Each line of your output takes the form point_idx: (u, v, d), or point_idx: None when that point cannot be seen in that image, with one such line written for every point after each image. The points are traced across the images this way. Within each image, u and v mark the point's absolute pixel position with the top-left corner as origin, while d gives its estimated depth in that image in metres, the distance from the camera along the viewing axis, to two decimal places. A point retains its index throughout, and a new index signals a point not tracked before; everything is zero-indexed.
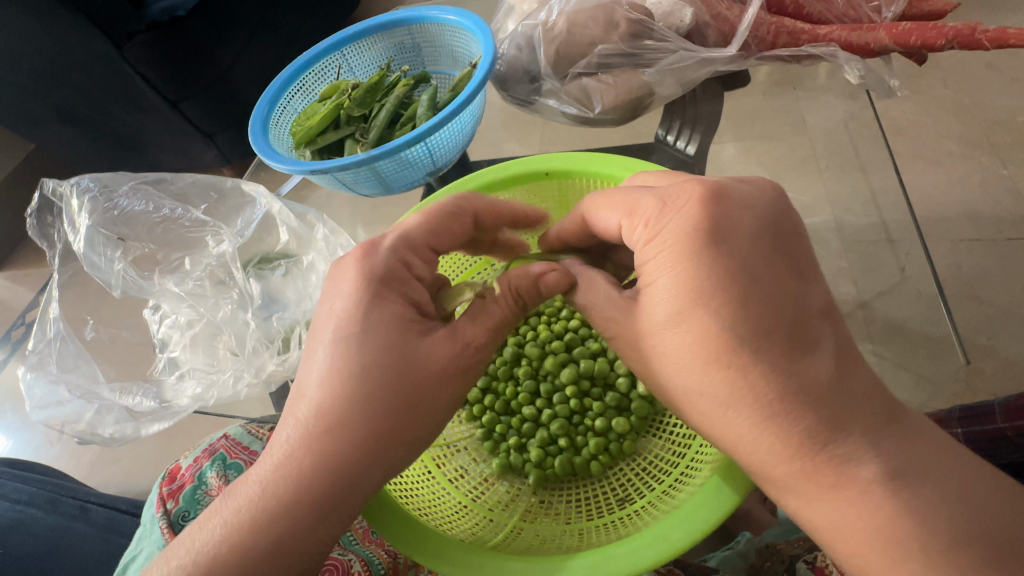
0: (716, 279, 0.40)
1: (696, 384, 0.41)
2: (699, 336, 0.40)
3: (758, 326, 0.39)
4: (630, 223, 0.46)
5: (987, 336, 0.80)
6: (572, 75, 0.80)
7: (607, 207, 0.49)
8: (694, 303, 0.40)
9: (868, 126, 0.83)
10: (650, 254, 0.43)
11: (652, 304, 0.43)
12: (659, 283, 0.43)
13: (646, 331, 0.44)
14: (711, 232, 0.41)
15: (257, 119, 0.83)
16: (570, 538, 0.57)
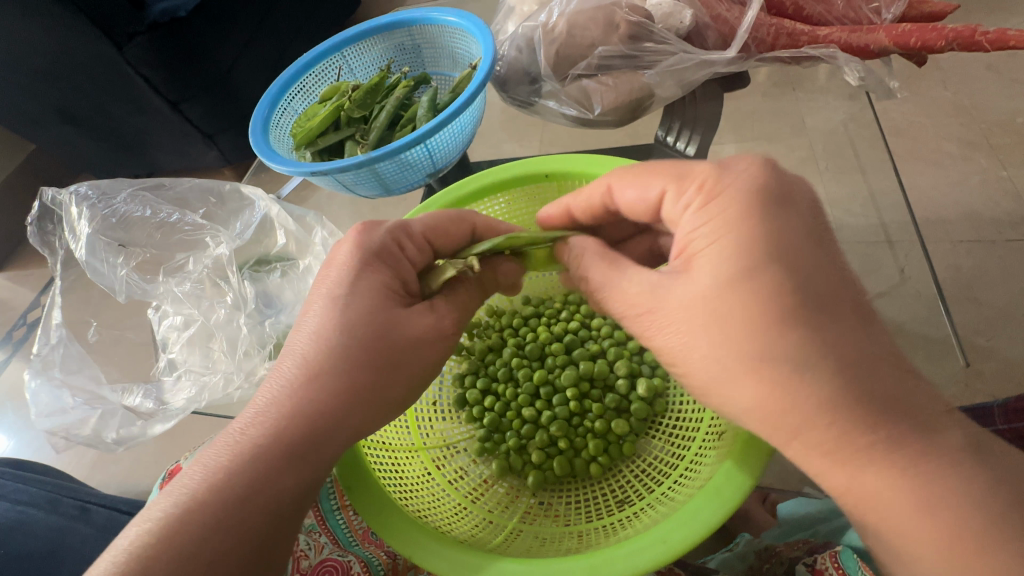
0: (775, 240, 0.44)
1: (729, 356, 0.43)
2: (741, 306, 0.43)
3: (797, 306, 0.42)
4: (679, 191, 0.49)
5: (986, 337, 0.80)
6: (572, 76, 0.80)
7: (649, 179, 0.52)
8: (754, 264, 0.43)
9: (867, 128, 0.84)
10: (706, 218, 0.46)
11: (703, 265, 0.45)
12: (716, 245, 0.45)
13: (691, 300, 0.45)
14: (772, 197, 0.46)
15: (258, 121, 0.83)
16: (569, 540, 0.57)
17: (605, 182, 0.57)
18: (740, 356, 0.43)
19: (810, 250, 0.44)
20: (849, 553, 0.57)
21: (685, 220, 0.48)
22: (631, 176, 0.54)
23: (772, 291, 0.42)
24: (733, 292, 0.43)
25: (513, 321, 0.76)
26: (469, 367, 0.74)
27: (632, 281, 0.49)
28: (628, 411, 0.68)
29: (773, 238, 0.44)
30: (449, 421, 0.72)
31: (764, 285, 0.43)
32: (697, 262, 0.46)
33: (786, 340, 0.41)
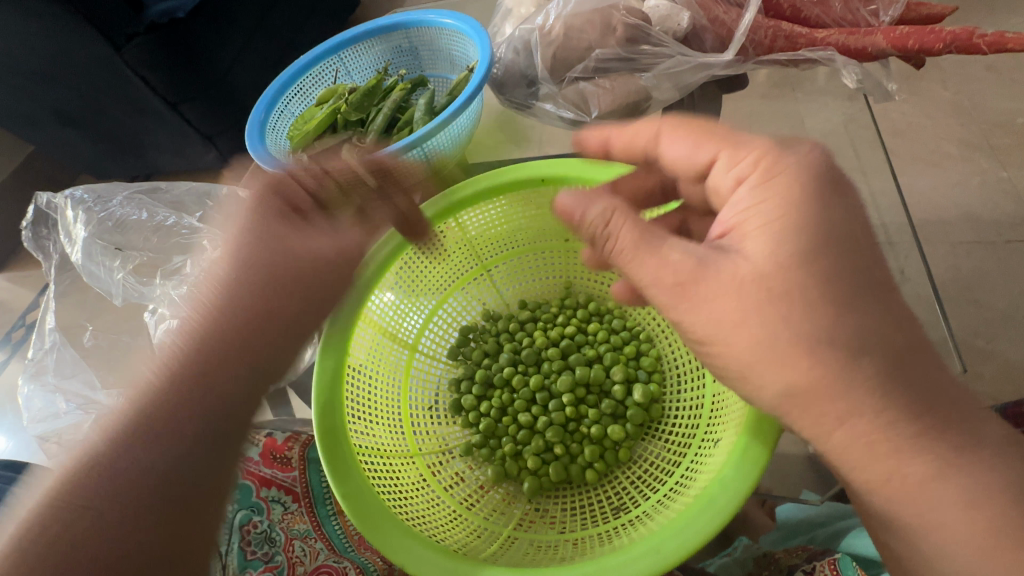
0: (830, 225, 0.43)
1: (786, 334, 0.42)
2: (797, 288, 0.42)
3: (848, 293, 0.43)
4: (733, 158, 0.48)
5: (987, 339, 0.80)
6: (569, 79, 0.80)
7: (705, 143, 0.50)
8: (812, 247, 0.43)
9: (866, 129, 0.84)
10: (767, 192, 0.45)
11: (759, 243, 0.44)
12: (778, 221, 0.44)
13: (745, 277, 0.43)
14: (829, 184, 0.45)
15: (254, 124, 0.83)
16: (565, 547, 0.57)
17: (657, 126, 0.55)
18: (793, 335, 0.42)
19: (853, 248, 0.44)
20: (848, 561, 0.57)
21: (738, 193, 0.47)
22: (688, 130, 0.52)
23: (825, 276, 0.43)
24: (790, 273, 0.43)
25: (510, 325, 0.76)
26: (465, 372, 0.74)
27: (669, 257, 0.45)
28: (625, 417, 0.68)
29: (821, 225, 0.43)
30: (445, 425, 0.72)
31: (818, 269, 0.43)
32: (751, 240, 0.44)
33: (835, 324, 0.42)
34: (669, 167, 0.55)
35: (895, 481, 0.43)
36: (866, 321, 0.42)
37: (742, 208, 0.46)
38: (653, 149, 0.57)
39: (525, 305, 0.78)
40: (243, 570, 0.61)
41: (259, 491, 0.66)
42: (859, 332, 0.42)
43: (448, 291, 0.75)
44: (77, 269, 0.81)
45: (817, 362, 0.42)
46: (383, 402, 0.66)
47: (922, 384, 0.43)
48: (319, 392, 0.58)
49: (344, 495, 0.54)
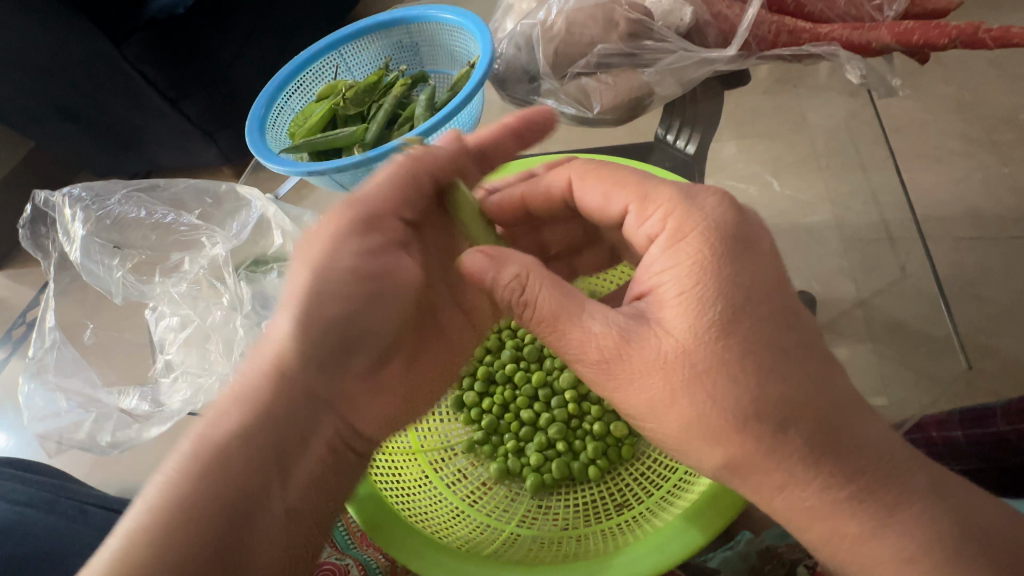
0: (747, 289, 0.40)
1: (713, 418, 0.40)
2: (713, 368, 0.40)
3: (776, 359, 0.39)
4: (642, 213, 0.46)
5: (987, 335, 0.78)
6: (571, 74, 0.79)
7: (617, 194, 0.49)
8: (728, 315, 0.40)
9: (869, 125, 0.84)
10: (678, 254, 0.42)
11: (677, 314, 0.41)
12: (693, 291, 0.41)
13: (667, 355, 0.41)
14: (739, 244, 0.42)
15: (254, 120, 0.83)
16: (569, 544, 0.57)
17: (568, 172, 0.56)
18: (722, 415, 0.40)
19: (775, 313, 0.40)
20: None
21: (651, 254, 0.44)
22: (596, 180, 0.52)
23: (744, 350, 0.39)
24: (710, 345, 0.40)
25: (511, 323, 0.76)
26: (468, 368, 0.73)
27: (593, 333, 0.43)
28: (627, 413, 0.67)
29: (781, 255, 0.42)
30: (447, 420, 0.71)
31: (735, 345, 0.40)
32: (665, 314, 0.42)
33: (756, 400, 0.39)
34: (585, 210, 0.55)
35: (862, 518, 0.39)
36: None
37: (656, 273, 0.43)
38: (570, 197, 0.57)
39: None
40: None
41: None
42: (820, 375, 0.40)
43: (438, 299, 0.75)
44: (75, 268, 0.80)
45: (778, 422, 0.39)
46: None
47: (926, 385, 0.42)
48: None
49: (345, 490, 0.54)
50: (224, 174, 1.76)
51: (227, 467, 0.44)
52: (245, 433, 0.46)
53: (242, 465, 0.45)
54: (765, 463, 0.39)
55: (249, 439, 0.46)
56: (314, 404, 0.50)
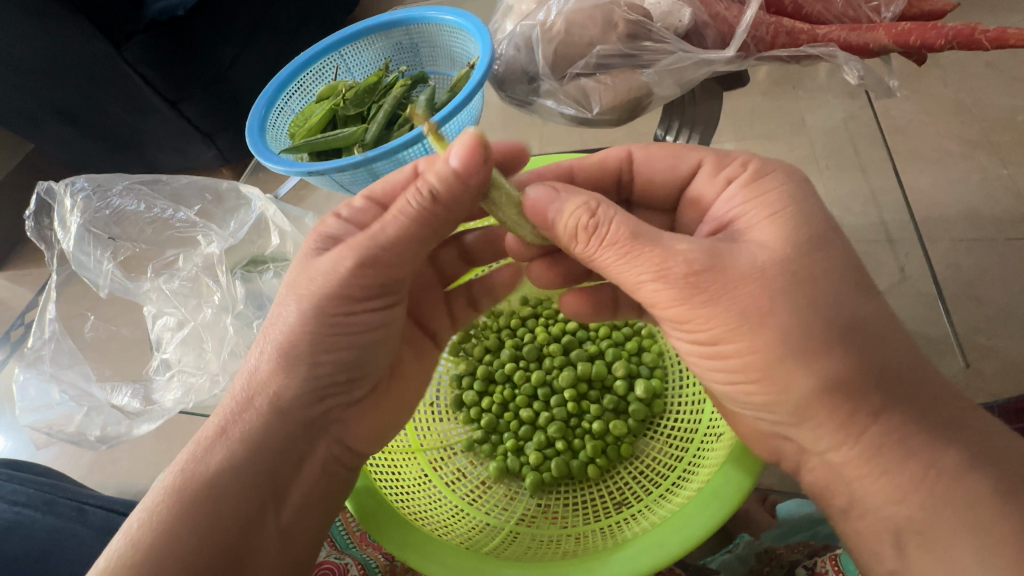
0: (825, 216, 0.45)
1: (807, 327, 0.41)
2: (815, 270, 0.42)
3: (852, 279, 0.43)
4: (718, 166, 0.50)
5: (987, 335, 0.79)
6: (571, 75, 0.80)
7: (687, 153, 0.54)
8: (819, 236, 0.43)
9: (867, 126, 0.84)
10: (759, 189, 0.46)
11: (773, 231, 0.43)
12: (782, 214, 0.44)
13: (763, 266, 0.42)
14: (810, 183, 0.47)
15: (254, 121, 0.83)
16: (568, 542, 0.57)
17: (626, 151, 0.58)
18: (825, 321, 0.41)
19: (841, 240, 0.45)
20: (849, 557, 0.58)
21: (729, 193, 0.48)
22: (662, 148, 0.56)
23: (841, 260, 0.43)
24: (800, 257, 0.42)
25: (511, 322, 0.76)
26: (467, 368, 0.74)
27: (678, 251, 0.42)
28: (626, 412, 0.67)
29: (815, 223, 0.44)
30: (446, 421, 0.72)
31: (832, 254, 0.42)
32: (758, 230, 0.44)
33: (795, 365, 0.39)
34: (642, 183, 0.57)
35: None
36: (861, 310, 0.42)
37: (743, 203, 0.46)
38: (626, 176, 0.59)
39: (527, 300, 0.78)
40: None
41: None
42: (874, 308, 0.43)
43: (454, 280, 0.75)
44: (70, 260, 0.80)
45: None
46: None
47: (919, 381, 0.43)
48: None
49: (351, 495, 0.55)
50: (223, 176, 1.76)
51: (220, 497, 0.45)
52: (233, 461, 0.47)
53: (232, 496, 0.46)
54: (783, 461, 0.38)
55: (237, 467, 0.47)
56: (303, 429, 0.50)
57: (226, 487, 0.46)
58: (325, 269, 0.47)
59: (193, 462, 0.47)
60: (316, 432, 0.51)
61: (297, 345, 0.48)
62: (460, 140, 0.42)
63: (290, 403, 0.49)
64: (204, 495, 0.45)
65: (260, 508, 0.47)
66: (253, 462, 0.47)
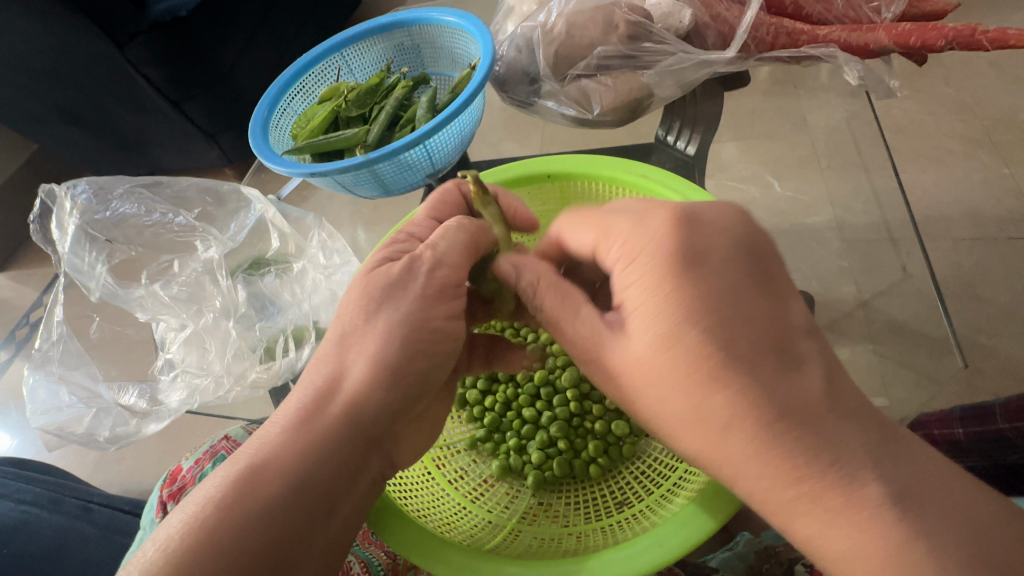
0: (692, 303, 0.39)
1: (674, 412, 0.40)
2: (671, 370, 0.39)
3: (730, 368, 0.37)
4: (607, 246, 0.45)
5: (988, 335, 0.79)
6: (572, 77, 0.80)
7: (584, 227, 0.47)
8: (675, 325, 0.39)
9: (867, 125, 0.82)
10: (632, 284, 0.42)
11: (641, 327, 0.40)
12: (648, 298, 0.40)
13: (631, 362, 0.41)
14: (687, 256, 0.40)
15: (257, 122, 0.83)
16: (569, 540, 0.57)
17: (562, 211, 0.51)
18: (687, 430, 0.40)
19: (722, 326, 0.38)
20: None
21: (614, 276, 0.43)
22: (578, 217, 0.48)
23: (695, 355, 0.38)
24: (663, 353, 0.39)
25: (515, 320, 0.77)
26: None
27: (575, 325, 0.45)
28: (628, 413, 0.68)
29: (676, 309, 0.39)
30: (449, 421, 0.73)
31: (688, 347, 0.38)
32: (629, 321, 0.42)
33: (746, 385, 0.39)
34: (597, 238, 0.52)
35: None
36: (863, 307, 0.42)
37: (619, 287, 0.43)
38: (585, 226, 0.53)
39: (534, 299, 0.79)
40: None
41: None
42: (757, 394, 0.36)
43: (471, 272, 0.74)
44: (64, 263, 0.79)
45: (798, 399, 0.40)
46: None
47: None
48: None
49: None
50: (226, 176, 1.77)
51: (273, 510, 0.41)
52: (293, 471, 0.43)
53: (285, 517, 0.41)
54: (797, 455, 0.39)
55: (296, 477, 0.43)
56: (363, 448, 0.46)
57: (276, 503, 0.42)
58: (414, 277, 0.50)
59: (247, 468, 0.42)
60: (372, 450, 0.47)
61: (391, 357, 0.47)
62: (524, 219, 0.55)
63: (362, 416, 0.46)
64: (242, 522, 0.40)
65: (312, 525, 0.42)
66: (313, 472, 0.43)
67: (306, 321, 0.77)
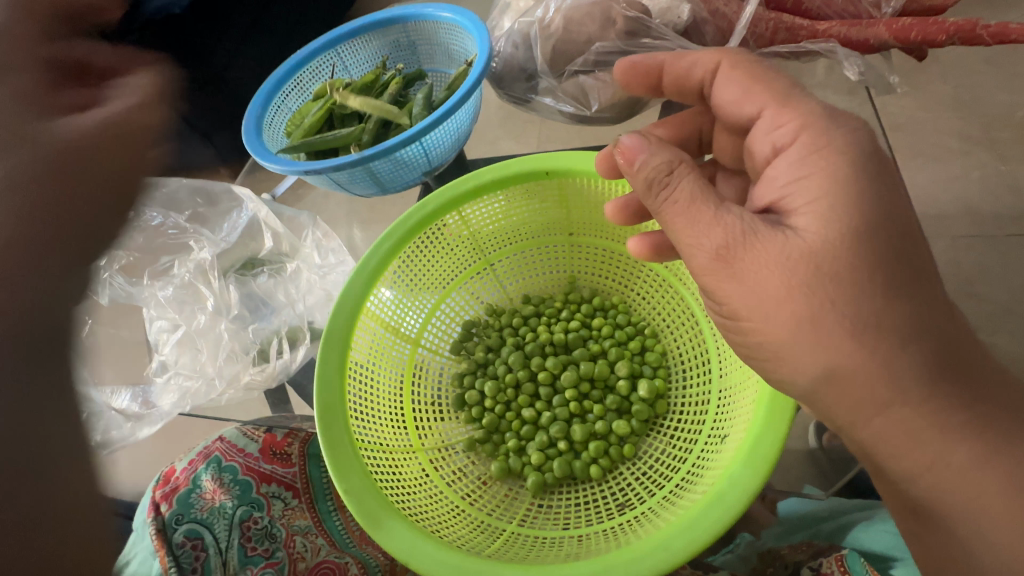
0: (876, 208, 0.42)
1: (842, 319, 0.42)
2: (854, 271, 0.41)
3: (897, 278, 0.42)
4: (777, 119, 0.48)
5: (987, 331, 0.79)
6: (569, 73, 0.79)
7: (755, 98, 0.50)
8: (864, 227, 0.42)
9: (867, 122, 0.84)
10: (809, 164, 0.45)
11: (815, 221, 0.43)
12: (829, 198, 0.43)
13: (795, 253, 0.42)
14: (875, 162, 0.44)
15: (250, 119, 0.82)
16: (569, 543, 0.56)
17: (718, 58, 0.53)
18: (846, 326, 0.41)
19: (889, 237, 0.42)
20: (856, 556, 0.58)
21: (784, 162, 0.47)
22: (743, 72, 0.51)
23: (879, 256, 0.42)
24: (846, 250, 0.42)
25: (513, 320, 0.76)
26: (469, 367, 0.74)
27: (724, 213, 0.45)
28: (629, 413, 0.68)
29: (867, 207, 0.42)
30: (448, 421, 0.72)
31: (874, 245, 0.42)
32: (802, 215, 0.44)
33: (887, 310, 0.42)
34: (714, 107, 0.55)
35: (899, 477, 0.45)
36: (874, 309, 0.41)
37: (792, 177, 0.46)
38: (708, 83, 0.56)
39: (530, 300, 0.77)
40: (243, 566, 0.62)
41: (259, 487, 0.67)
42: (905, 308, 0.42)
43: (448, 289, 0.74)
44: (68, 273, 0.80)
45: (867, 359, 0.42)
46: (385, 398, 0.64)
47: (926, 368, 0.43)
48: (320, 386, 0.58)
49: (354, 504, 0.52)
50: None
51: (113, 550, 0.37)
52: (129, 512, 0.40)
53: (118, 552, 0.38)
54: (861, 393, 0.42)
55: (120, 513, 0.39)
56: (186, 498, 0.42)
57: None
58: None
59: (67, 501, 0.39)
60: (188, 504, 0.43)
61: None
62: (600, 165, 0.60)
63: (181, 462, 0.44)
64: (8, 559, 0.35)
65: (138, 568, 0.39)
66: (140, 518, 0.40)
67: (300, 323, 0.77)
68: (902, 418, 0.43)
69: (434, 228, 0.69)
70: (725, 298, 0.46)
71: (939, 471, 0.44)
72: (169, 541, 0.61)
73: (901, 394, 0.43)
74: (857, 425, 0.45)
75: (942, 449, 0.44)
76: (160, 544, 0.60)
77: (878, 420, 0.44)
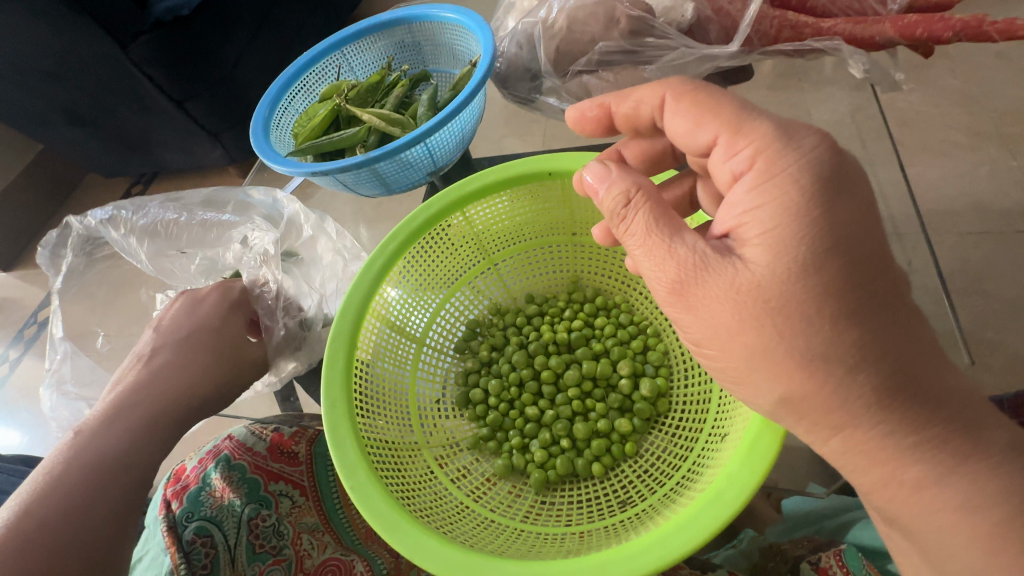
0: (836, 234, 0.41)
1: (790, 348, 0.43)
2: (809, 302, 0.42)
3: (864, 302, 0.42)
4: (731, 146, 0.45)
5: (994, 330, 0.79)
6: (572, 73, 0.80)
7: (704, 122, 0.47)
8: (818, 256, 0.41)
9: (873, 120, 0.84)
10: (764, 193, 0.43)
11: (763, 253, 0.43)
12: (778, 230, 0.42)
13: (743, 286, 0.43)
14: (833, 185, 0.42)
15: (257, 121, 0.83)
16: (570, 539, 0.56)
17: (662, 91, 0.51)
18: (800, 352, 0.43)
19: (853, 262, 0.42)
20: (853, 553, 0.59)
21: (738, 188, 0.45)
22: (691, 103, 0.48)
23: (844, 281, 0.42)
24: (800, 281, 0.42)
25: (516, 320, 0.76)
26: (474, 366, 0.75)
27: (676, 249, 0.45)
28: (631, 411, 0.69)
29: (822, 238, 0.41)
30: (453, 419, 0.73)
31: (834, 272, 0.42)
32: (751, 244, 0.43)
33: (839, 338, 0.42)
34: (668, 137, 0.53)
35: (895, 477, 0.46)
36: (829, 336, 0.42)
37: (743, 206, 0.44)
38: (659, 117, 0.53)
39: (534, 299, 0.78)
40: (252, 563, 0.63)
41: (266, 485, 0.68)
42: (876, 327, 0.42)
43: (452, 289, 0.74)
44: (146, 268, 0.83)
45: (858, 362, 0.43)
46: (390, 396, 0.65)
47: (919, 365, 0.43)
48: (325, 384, 0.59)
49: (360, 500, 0.53)
50: (231, 175, 1.78)
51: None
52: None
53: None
54: (833, 401, 0.44)
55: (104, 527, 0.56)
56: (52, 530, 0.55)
57: (87, 511, 0.57)
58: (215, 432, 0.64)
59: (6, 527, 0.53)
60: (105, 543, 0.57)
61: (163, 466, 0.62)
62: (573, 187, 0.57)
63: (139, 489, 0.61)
64: None
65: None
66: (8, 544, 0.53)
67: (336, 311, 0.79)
68: (896, 417, 0.44)
69: (437, 229, 0.69)
70: (684, 325, 0.48)
71: (936, 471, 0.44)
72: (180, 538, 0.62)
73: (895, 391, 0.43)
74: (854, 429, 0.45)
75: (939, 448, 0.44)
76: (170, 541, 0.61)
77: (873, 420, 0.44)
